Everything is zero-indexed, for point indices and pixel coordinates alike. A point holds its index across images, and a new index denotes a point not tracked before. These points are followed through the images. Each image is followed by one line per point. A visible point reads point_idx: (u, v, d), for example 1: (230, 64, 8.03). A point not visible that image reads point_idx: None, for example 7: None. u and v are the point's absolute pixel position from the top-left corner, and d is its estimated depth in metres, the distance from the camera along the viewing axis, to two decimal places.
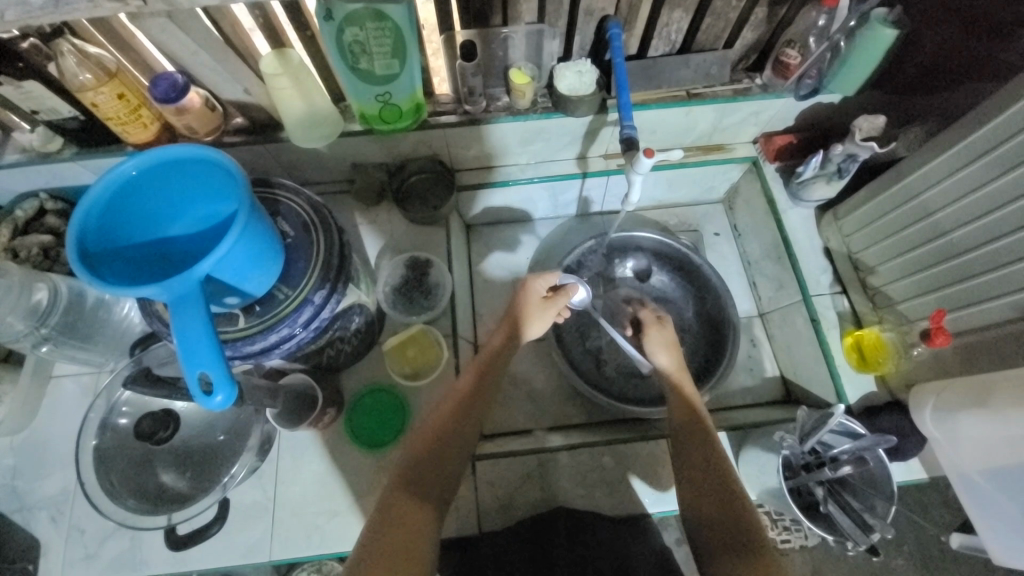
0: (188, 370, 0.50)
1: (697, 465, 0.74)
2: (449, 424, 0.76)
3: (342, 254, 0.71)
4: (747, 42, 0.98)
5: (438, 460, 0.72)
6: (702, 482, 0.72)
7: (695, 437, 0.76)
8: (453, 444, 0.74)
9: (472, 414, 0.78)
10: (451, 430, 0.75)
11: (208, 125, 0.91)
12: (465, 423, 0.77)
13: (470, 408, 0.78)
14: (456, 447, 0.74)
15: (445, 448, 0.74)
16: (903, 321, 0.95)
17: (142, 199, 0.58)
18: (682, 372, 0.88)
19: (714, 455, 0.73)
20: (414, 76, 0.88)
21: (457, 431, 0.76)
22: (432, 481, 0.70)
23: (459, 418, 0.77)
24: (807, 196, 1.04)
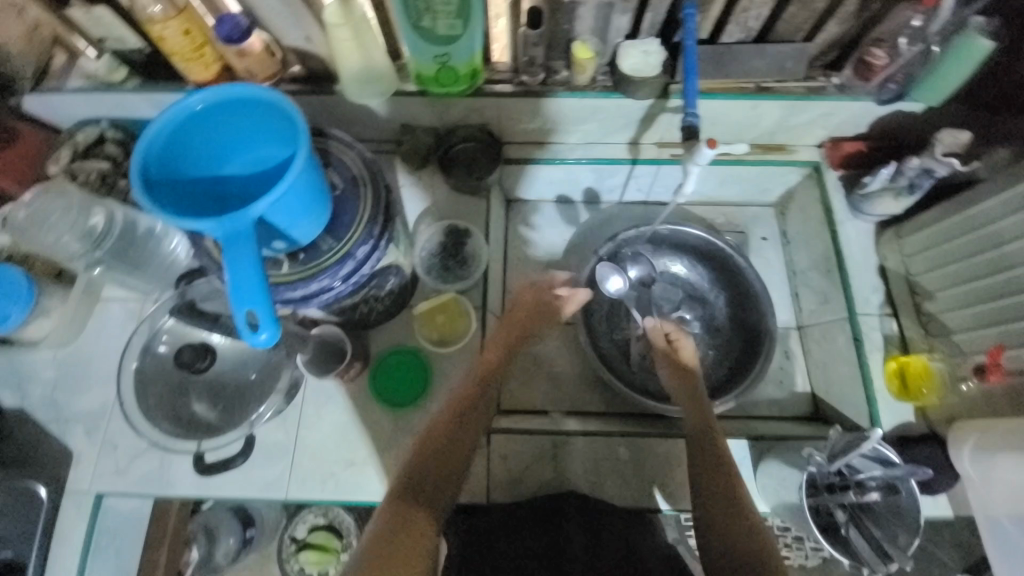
0: (237, 308, 0.52)
1: (709, 488, 0.74)
2: (442, 437, 0.75)
3: (387, 212, 0.71)
4: (829, 38, 0.91)
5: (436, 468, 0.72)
6: (714, 504, 0.72)
7: (712, 458, 0.76)
8: (451, 454, 0.74)
9: (468, 427, 0.78)
10: (445, 440, 0.75)
11: (266, 70, 0.91)
12: (465, 431, 0.77)
13: (466, 420, 0.78)
14: (456, 451, 0.74)
15: (441, 459, 0.73)
16: (956, 353, 0.90)
17: (204, 134, 0.58)
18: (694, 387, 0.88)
19: (726, 478, 0.74)
20: (475, 40, 0.86)
21: (452, 441, 0.75)
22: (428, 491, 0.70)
23: (454, 430, 0.77)
24: (870, 209, 0.98)
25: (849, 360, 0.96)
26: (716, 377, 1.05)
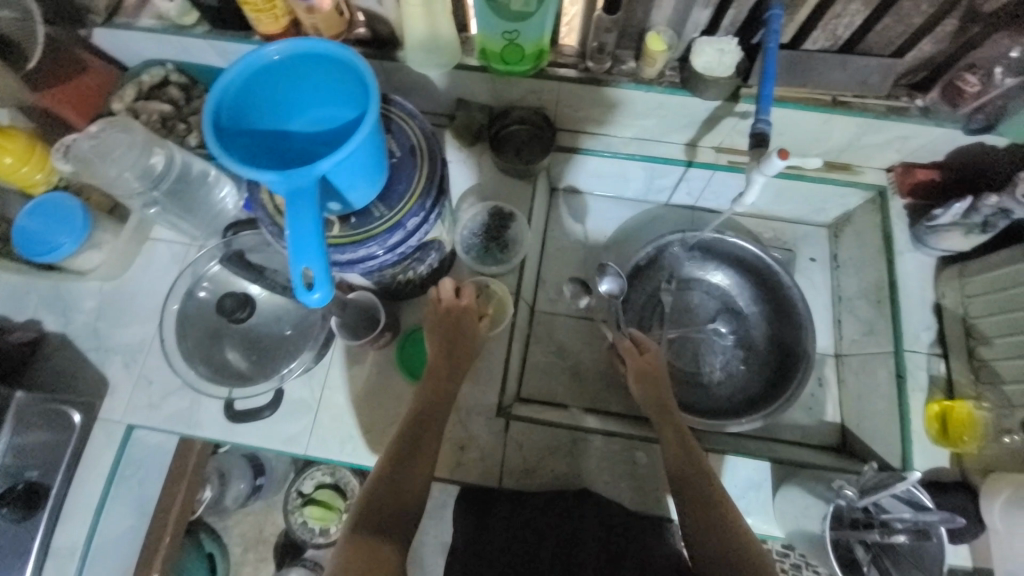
0: (295, 264, 0.52)
1: (698, 519, 0.72)
2: (400, 453, 0.75)
3: (441, 186, 0.70)
4: (921, 55, 0.86)
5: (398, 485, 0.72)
6: (705, 536, 0.70)
7: (704, 488, 0.74)
8: (412, 470, 0.74)
9: (429, 437, 0.78)
10: (406, 453, 0.75)
11: (333, 28, 0.90)
12: (424, 441, 0.77)
13: (426, 429, 0.78)
14: (418, 461, 0.75)
15: (404, 474, 0.73)
16: (1004, 403, 0.86)
17: (275, 86, 0.58)
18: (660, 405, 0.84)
19: (719, 511, 0.72)
20: (548, 19, 0.83)
21: (413, 455, 0.75)
22: (393, 510, 0.70)
23: (413, 442, 0.77)
24: (934, 242, 0.94)
25: (887, 396, 0.92)
26: (744, 395, 1.03)
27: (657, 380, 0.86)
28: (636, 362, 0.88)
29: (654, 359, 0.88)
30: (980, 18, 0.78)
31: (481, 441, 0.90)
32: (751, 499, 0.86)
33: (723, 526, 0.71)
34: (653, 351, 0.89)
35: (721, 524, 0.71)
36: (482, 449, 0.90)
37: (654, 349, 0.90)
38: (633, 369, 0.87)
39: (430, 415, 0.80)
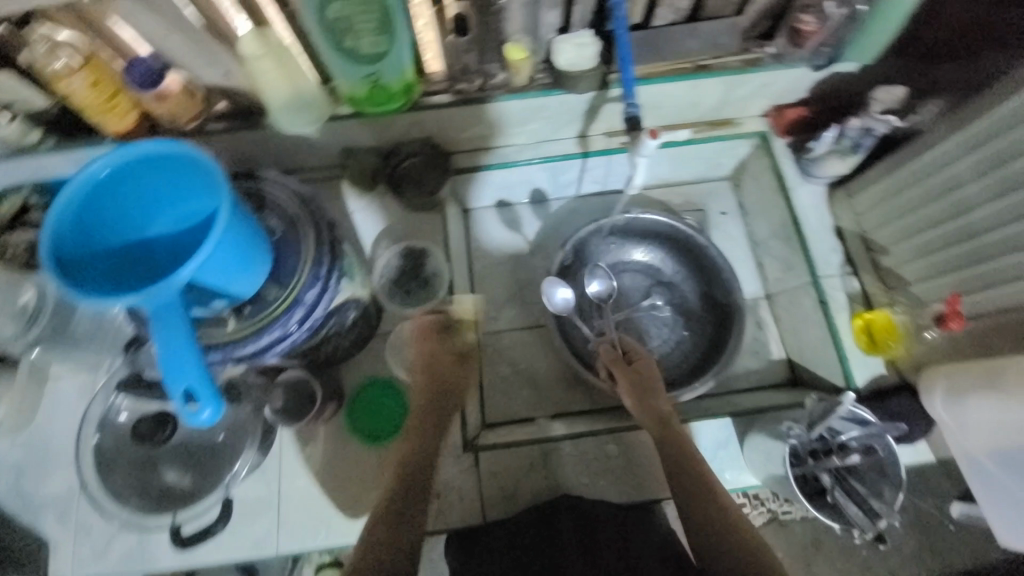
0: (174, 387, 0.50)
1: (688, 496, 0.75)
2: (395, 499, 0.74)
3: (333, 249, 0.68)
4: (761, 7, 0.89)
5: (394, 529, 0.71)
6: (695, 514, 0.73)
7: (691, 467, 0.77)
8: (408, 510, 0.73)
9: (418, 476, 0.78)
10: (400, 497, 0.75)
11: (189, 112, 0.86)
12: (417, 477, 0.77)
13: (417, 468, 0.78)
14: (414, 499, 0.75)
15: (403, 518, 0.72)
16: (917, 304, 0.91)
17: (118, 199, 0.55)
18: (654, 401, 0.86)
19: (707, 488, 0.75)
20: (404, 54, 0.84)
21: (409, 495, 0.75)
22: (390, 552, 0.68)
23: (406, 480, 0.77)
24: (819, 171, 0.99)
25: (817, 324, 0.98)
26: (691, 359, 1.06)
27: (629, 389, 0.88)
28: (624, 371, 0.89)
29: (642, 367, 0.90)
30: None
31: (455, 482, 0.89)
32: (723, 458, 0.89)
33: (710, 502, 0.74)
34: (643, 362, 0.91)
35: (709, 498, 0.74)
36: (458, 489, 0.88)
37: (647, 363, 0.91)
38: (623, 380, 0.89)
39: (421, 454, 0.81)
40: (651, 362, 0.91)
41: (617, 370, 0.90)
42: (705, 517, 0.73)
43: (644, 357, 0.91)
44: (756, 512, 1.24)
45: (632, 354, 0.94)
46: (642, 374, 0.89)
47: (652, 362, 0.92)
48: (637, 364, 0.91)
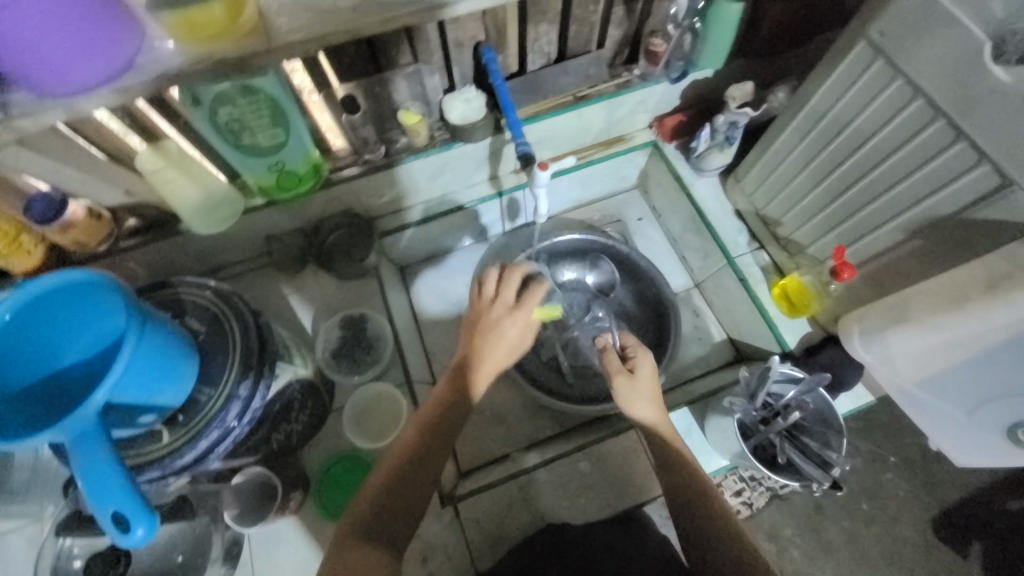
0: (102, 513, 0.49)
1: (676, 489, 0.72)
2: (402, 473, 0.70)
3: (260, 338, 0.70)
4: (616, 39, 1.01)
5: (395, 499, 0.68)
6: (687, 507, 0.70)
7: (681, 462, 0.73)
8: (409, 490, 0.69)
9: (435, 453, 0.73)
10: (408, 474, 0.70)
11: (97, 235, 0.86)
12: (432, 454, 0.72)
13: (437, 435, 0.73)
14: (423, 476, 0.71)
15: (404, 496, 0.69)
16: (817, 261, 0.98)
17: (23, 338, 0.54)
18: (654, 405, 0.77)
19: (694, 479, 0.71)
20: (305, 138, 0.87)
21: (417, 468, 0.71)
22: (390, 522, 0.67)
23: (421, 454, 0.72)
24: (707, 166, 1.09)
25: (743, 298, 1.07)
26: None
27: (623, 390, 0.76)
28: (618, 368, 0.78)
29: (639, 366, 0.78)
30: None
31: (440, 541, 0.86)
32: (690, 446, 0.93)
33: (699, 493, 0.70)
34: (640, 359, 0.79)
35: (698, 487, 0.71)
36: (444, 548, 0.86)
37: (643, 359, 0.79)
38: (619, 381, 0.77)
39: (446, 419, 0.75)
40: (649, 359, 0.79)
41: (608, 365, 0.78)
42: (692, 506, 0.70)
43: (640, 353, 0.78)
44: (756, 494, 1.27)
45: (630, 349, 0.81)
46: (635, 373, 0.77)
47: (651, 358, 0.79)
48: (633, 362, 0.79)
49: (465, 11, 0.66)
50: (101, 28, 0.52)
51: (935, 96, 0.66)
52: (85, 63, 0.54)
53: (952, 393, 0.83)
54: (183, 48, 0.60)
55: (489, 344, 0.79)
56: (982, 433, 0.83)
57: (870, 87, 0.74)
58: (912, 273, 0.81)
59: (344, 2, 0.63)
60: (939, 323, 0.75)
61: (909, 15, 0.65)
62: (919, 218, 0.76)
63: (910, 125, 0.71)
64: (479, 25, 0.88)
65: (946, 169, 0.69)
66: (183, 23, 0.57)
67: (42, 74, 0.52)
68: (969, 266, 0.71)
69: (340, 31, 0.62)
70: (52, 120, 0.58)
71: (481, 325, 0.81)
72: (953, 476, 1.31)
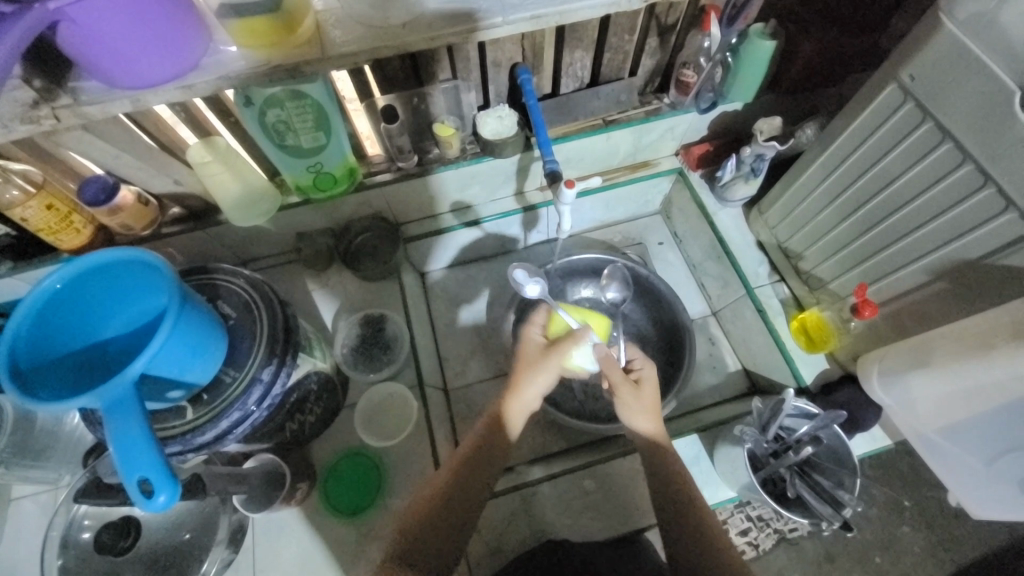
0: (128, 477, 0.51)
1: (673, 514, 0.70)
2: (439, 504, 0.72)
3: (287, 327, 0.73)
4: (648, 68, 1.03)
5: (432, 528, 0.69)
6: (681, 532, 0.68)
7: (672, 475, 0.73)
8: (446, 517, 0.71)
9: (472, 485, 0.74)
10: (445, 504, 0.72)
11: (144, 220, 0.91)
12: (469, 486, 0.74)
13: (474, 470, 0.75)
14: (461, 506, 0.72)
15: (440, 525, 0.70)
16: (838, 298, 0.98)
17: (70, 307, 0.58)
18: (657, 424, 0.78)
19: (693, 505, 0.70)
20: (343, 143, 0.91)
21: (456, 498, 0.72)
22: (445, 526, 0.70)
23: (457, 484, 0.73)
24: (731, 197, 1.10)
25: (761, 330, 1.06)
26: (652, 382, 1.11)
27: (631, 399, 0.78)
28: (623, 381, 0.78)
29: (643, 378, 0.81)
30: (669, 31, 0.96)
31: None
32: (697, 473, 0.93)
33: (700, 522, 0.68)
34: (645, 371, 0.81)
35: (702, 516, 0.69)
36: None
37: (648, 372, 0.81)
38: (625, 391, 0.78)
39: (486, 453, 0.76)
40: (652, 372, 0.82)
41: (612, 378, 0.77)
42: (687, 532, 0.68)
43: (647, 365, 0.81)
44: (763, 535, 1.22)
45: (635, 364, 0.83)
46: (642, 386, 0.79)
47: (655, 372, 0.82)
48: (638, 373, 0.82)
49: (503, 34, 0.70)
50: (178, 34, 0.58)
51: (963, 139, 0.67)
52: (154, 60, 0.58)
53: (970, 442, 0.81)
54: (244, 53, 0.65)
55: (525, 385, 0.82)
56: (1001, 487, 0.80)
57: (899, 128, 0.75)
58: (936, 315, 0.80)
59: (394, 19, 0.67)
60: (961, 369, 0.74)
61: (942, 61, 0.66)
62: (945, 261, 0.76)
63: (939, 167, 0.71)
64: (517, 47, 0.92)
65: (974, 213, 0.69)
66: (247, 30, 0.61)
67: (115, 68, 0.57)
68: (992, 312, 0.70)
69: (387, 46, 0.66)
70: (116, 110, 0.63)
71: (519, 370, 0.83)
72: (972, 533, 1.26)
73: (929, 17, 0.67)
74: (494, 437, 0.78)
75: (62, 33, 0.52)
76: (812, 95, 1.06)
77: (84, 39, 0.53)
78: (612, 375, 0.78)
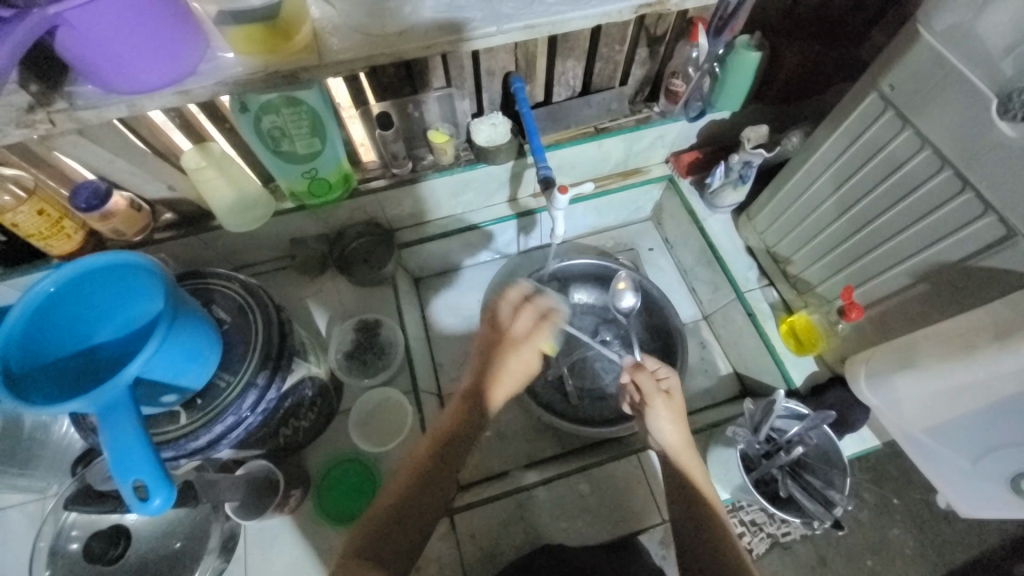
0: (122, 480, 0.51)
1: (687, 517, 0.72)
2: (414, 487, 0.73)
3: (282, 331, 0.73)
4: (638, 78, 1.06)
5: (405, 512, 0.71)
6: (694, 538, 0.70)
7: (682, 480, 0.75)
8: (421, 500, 0.73)
9: (440, 475, 0.75)
10: (418, 492, 0.73)
11: (136, 225, 0.91)
12: (439, 473, 0.75)
13: (444, 454, 0.76)
14: (429, 493, 0.74)
15: (416, 505, 0.72)
16: (825, 301, 1.00)
17: (62, 312, 0.58)
18: (683, 442, 0.77)
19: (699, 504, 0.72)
20: (338, 150, 0.91)
21: (428, 484, 0.74)
22: (415, 510, 0.72)
23: (430, 473, 0.75)
24: (720, 203, 1.12)
25: (752, 333, 1.08)
26: None
27: (540, 339, 0.83)
28: (655, 390, 0.78)
29: (672, 387, 0.80)
30: (658, 42, 0.98)
31: (432, 551, 0.86)
32: None
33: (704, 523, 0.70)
34: (671, 381, 0.81)
35: (706, 523, 0.70)
36: (435, 558, 0.86)
37: (674, 383, 0.81)
38: (655, 401, 0.78)
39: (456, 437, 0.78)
40: (677, 380, 0.82)
41: (644, 386, 0.78)
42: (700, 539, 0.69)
43: (672, 374, 0.80)
44: (757, 540, 1.22)
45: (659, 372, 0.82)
46: (670, 395, 0.79)
47: (680, 381, 0.81)
48: (667, 383, 0.81)
49: (498, 43, 0.71)
50: (175, 39, 0.58)
51: (940, 146, 0.69)
52: (151, 62, 0.58)
53: (955, 440, 0.82)
54: (242, 59, 0.65)
55: (503, 372, 0.81)
56: (987, 486, 0.82)
57: (880, 135, 0.78)
58: (920, 316, 0.82)
59: (390, 28, 0.68)
60: (945, 368, 0.76)
61: (922, 70, 0.68)
62: (927, 264, 0.78)
63: (920, 173, 0.74)
64: (510, 56, 0.94)
65: (954, 216, 0.71)
66: (243, 37, 0.62)
67: (110, 71, 0.57)
68: (974, 313, 0.72)
69: (383, 54, 0.68)
70: (112, 115, 0.63)
71: (493, 361, 0.82)
72: (960, 535, 1.28)
73: (908, 29, 0.69)
74: (469, 421, 0.79)
75: (61, 39, 0.53)
76: (797, 105, 1.09)
77: (83, 44, 0.53)
78: (644, 384, 0.79)
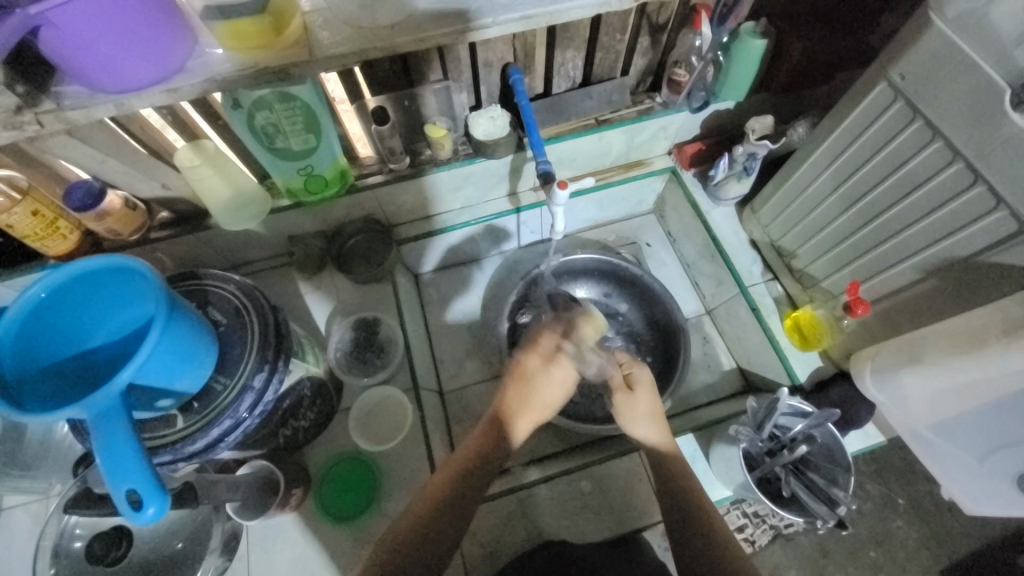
0: (116, 488, 0.50)
1: (688, 526, 0.70)
2: (430, 509, 0.71)
3: (278, 331, 0.72)
4: (640, 68, 1.03)
5: (427, 535, 0.69)
6: (688, 534, 0.69)
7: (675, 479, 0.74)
8: (446, 524, 0.70)
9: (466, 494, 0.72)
10: (433, 509, 0.71)
11: (132, 224, 0.90)
12: (463, 493, 0.72)
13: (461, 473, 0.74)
14: (459, 506, 0.72)
15: (447, 514, 0.71)
16: (830, 296, 0.98)
17: (55, 317, 0.57)
18: (661, 438, 0.77)
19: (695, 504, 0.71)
20: (334, 146, 0.90)
21: (456, 499, 0.72)
22: (446, 526, 0.70)
23: (450, 493, 0.72)
24: (723, 195, 1.10)
25: (755, 328, 1.07)
26: None
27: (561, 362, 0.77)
28: (617, 385, 0.80)
29: (636, 381, 0.81)
30: (660, 30, 0.96)
31: None
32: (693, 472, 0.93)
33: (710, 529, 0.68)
34: (637, 373, 0.81)
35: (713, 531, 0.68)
36: None
37: (642, 374, 0.81)
38: (618, 398, 0.79)
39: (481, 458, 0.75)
40: (647, 373, 0.82)
41: (607, 381, 0.81)
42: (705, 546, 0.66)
43: (635, 366, 0.81)
44: (759, 531, 1.22)
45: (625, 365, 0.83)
46: (634, 390, 0.80)
47: (648, 371, 0.82)
48: (631, 375, 0.81)
49: (494, 35, 0.69)
50: (161, 37, 0.57)
51: (952, 137, 0.67)
52: (136, 62, 0.57)
53: (961, 437, 0.81)
54: (231, 56, 0.64)
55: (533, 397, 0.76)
56: (994, 484, 0.80)
57: (890, 126, 0.75)
58: (926, 312, 0.81)
59: (383, 20, 0.66)
60: (953, 365, 0.74)
61: (933, 58, 0.66)
62: (936, 258, 0.76)
63: (930, 166, 0.72)
64: (508, 47, 0.91)
65: (965, 210, 0.69)
66: (232, 32, 0.60)
67: (95, 70, 0.56)
68: (986, 309, 0.70)
69: (375, 48, 0.65)
70: (101, 115, 0.62)
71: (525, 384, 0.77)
72: (966, 526, 1.27)
73: (918, 17, 0.67)
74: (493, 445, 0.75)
75: (44, 39, 0.52)
76: (803, 93, 1.06)
77: (64, 43, 0.52)
78: (607, 379, 0.82)
